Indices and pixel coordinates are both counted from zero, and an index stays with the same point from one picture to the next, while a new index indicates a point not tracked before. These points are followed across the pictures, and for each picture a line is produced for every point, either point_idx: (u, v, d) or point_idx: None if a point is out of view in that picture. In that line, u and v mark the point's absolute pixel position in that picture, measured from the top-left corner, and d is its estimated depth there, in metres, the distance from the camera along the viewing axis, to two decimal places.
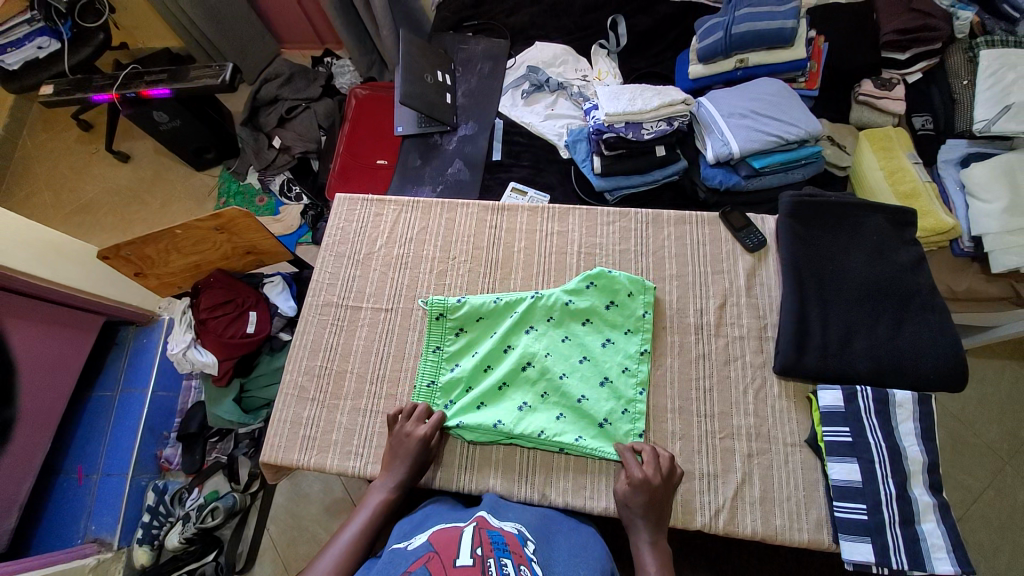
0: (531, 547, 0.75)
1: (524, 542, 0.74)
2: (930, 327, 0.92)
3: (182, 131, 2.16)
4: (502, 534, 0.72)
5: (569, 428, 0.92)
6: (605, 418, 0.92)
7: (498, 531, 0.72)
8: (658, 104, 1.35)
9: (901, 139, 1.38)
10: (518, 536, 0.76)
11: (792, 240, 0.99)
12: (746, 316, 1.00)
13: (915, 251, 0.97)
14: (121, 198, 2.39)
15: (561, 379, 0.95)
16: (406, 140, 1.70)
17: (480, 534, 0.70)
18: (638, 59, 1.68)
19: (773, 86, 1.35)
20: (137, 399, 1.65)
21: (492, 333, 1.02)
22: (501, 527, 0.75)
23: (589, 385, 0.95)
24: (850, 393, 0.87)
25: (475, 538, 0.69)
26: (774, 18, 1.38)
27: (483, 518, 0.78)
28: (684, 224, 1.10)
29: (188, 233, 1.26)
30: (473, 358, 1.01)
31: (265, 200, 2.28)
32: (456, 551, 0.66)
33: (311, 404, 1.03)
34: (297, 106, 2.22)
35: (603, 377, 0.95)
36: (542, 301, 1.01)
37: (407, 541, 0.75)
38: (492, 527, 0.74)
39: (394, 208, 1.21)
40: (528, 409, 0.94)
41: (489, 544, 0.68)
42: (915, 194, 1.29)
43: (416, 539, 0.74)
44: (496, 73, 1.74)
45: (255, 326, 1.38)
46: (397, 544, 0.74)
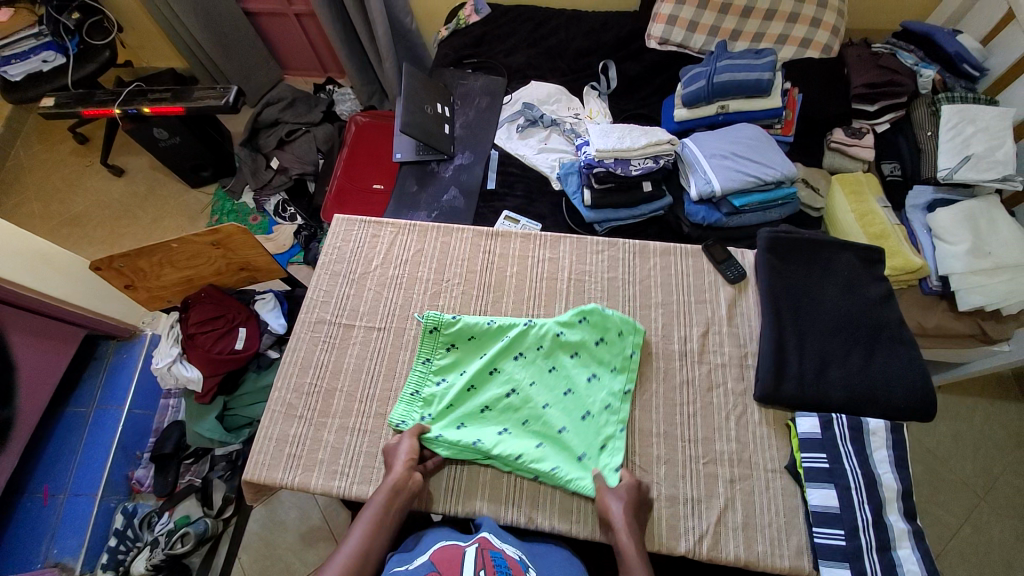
0: (531, 573, 0.77)
1: (524, 567, 0.77)
2: (900, 359, 0.97)
3: (180, 149, 2.19)
4: (504, 557, 0.75)
5: (548, 457, 0.92)
6: (584, 452, 0.93)
7: (500, 554, 0.75)
8: (646, 143, 1.43)
9: (870, 183, 1.49)
10: (518, 561, 0.79)
11: (770, 273, 1.05)
12: (728, 345, 1.04)
13: (884, 287, 1.04)
14: (111, 212, 2.39)
15: (543, 409, 0.97)
16: (404, 167, 1.76)
17: (482, 555, 0.74)
18: (627, 101, 1.78)
19: (752, 131, 1.45)
20: (113, 416, 1.62)
21: (481, 354, 1.04)
22: (503, 549, 0.78)
23: (571, 417, 0.96)
24: (825, 420, 0.92)
25: (477, 559, 0.73)
26: (752, 70, 1.50)
27: (485, 539, 0.81)
28: (669, 255, 1.16)
29: (184, 248, 1.27)
30: (460, 376, 1.02)
31: (258, 219, 2.29)
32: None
33: (299, 421, 1.03)
34: (296, 129, 2.27)
35: (584, 411, 0.96)
36: (536, 328, 1.03)
37: (410, 562, 0.78)
38: (494, 549, 0.77)
39: (391, 230, 1.24)
40: (507, 434, 0.95)
41: (491, 566, 0.71)
42: (884, 235, 1.38)
43: (419, 559, 0.76)
44: (493, 107, 1.83)
45: (244, 343, 1.37)
46: (400, 565, 0.76)
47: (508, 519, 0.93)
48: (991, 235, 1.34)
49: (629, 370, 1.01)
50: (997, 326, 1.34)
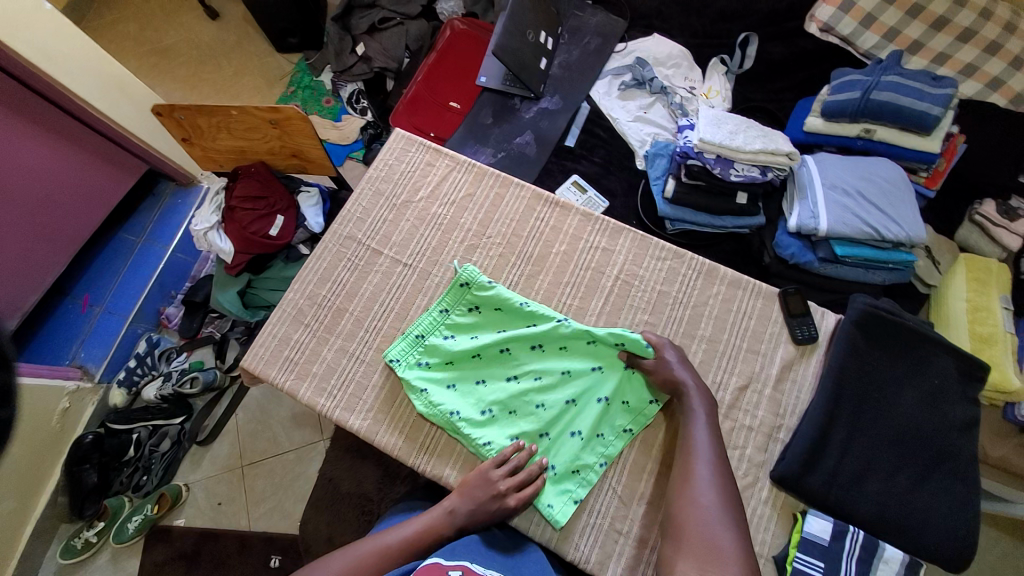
0: None
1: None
2: (954, 496, 0.83)
3: (273, 7, 2.12)
4: None
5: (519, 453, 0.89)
6: (554, 468, 0.88)
7: None
8: (760, 148, 1.22)
9: (1001, 275, 1.24)
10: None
11: (847, 351, 0.89)
12: (764, 409, 0.92)
13: (973, 411, 0.86)
14: (199, 53, 2.37)
15: (535, 408, 0.91)
16: (485, 93, 1.61)
17: None
18: (753, 90, 1.53)
19: (892, 172, 1.20)
20: (156, 253, 1.70)
21: (502, 327, 0.97)
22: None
23: (560, 429, 0.91)
24: (840, 529, 0.82)
25: None
26: (922, 98, 1.22)
27: (469, 565, 0.75)
28: (737, 287, 1.00)
29: (242, 117, 1.23)
30: (470, 340, 0.96)
31: (330, 103, 2.23)
32: None
33: (303, 330, 1.01)
34: (392, 18, 2.13)
35: (575, 431, 0.90)
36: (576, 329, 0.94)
37: None
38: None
39: (448, 163, 1.14)
40: (488, 416, 0.91)
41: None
42: (990, 340, 1.17)
43: None
44: (602, 52, 1.60)
45: (279, 231, 1.35)
46: None
47: None
48: None
49: (643, 413, 0.92)
50: None
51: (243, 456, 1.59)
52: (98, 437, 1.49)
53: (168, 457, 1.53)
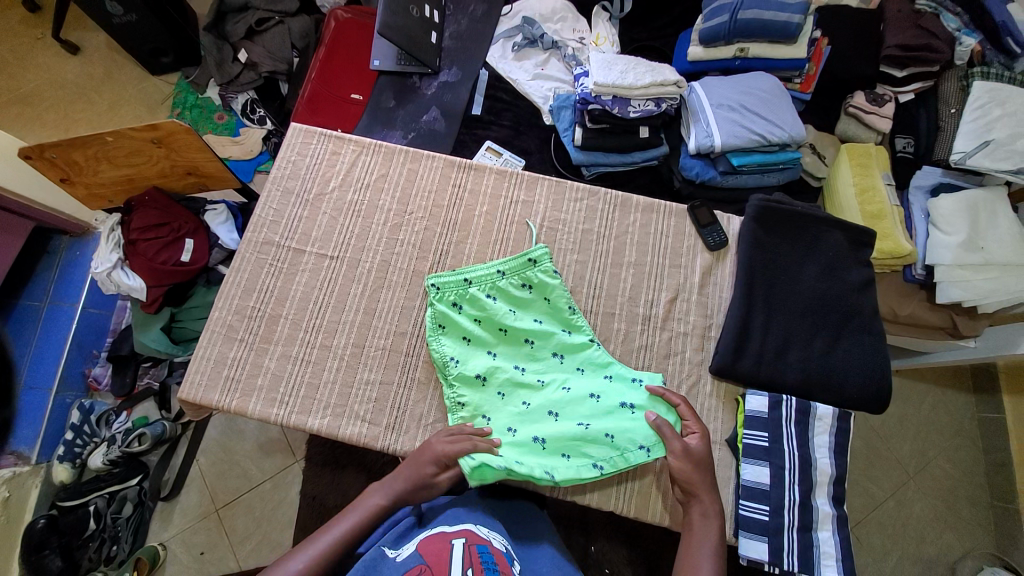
0: (518, 567, 0.73)
1: (513, 563, 0.71)
2: (863, 347, 0.94)
3: (136, 27, 1.96)
4: (490, 552, 0.70)
5: (491, 407, 0.91)
6: (511, 428, 0.89)
7: (487, 549, 0.70)
8: (650, 81, 1.28)
9: (880, 157, 1.38)
10: (507, 553, 0.74)
11: (753, 245, 0.98)
12: (694, 314, 1.00)
13: (865, 272, 0.98)
14: (63, 92, 2.16)
15: (536, 381, 0.92)
16: (382, 76, 1.58)
17: (469, 552, 0.68)
18: (639, 29, 1.59)
19: (768, 82, 1.31)
20: (67, 313, 1.58)
21: (535, 316, 0.98)
22: (490, 542, 0.73)
23: (547, 402, 0.91)
24: (774, 400, 0.90)
25: (464, 556, 0.67)
26: (782, 9, 1.32)
27: (472, 529, 0.75)
28: (651, 212, 1.07)
29: (120, 142, 1.14)
30: (505, 310, 0.97)
31: (224, 118, 2.11)
32: (446, 569, 0.65)
33: (239, 345, 0.98)
34: (269, 18, 2.02)
35: (554, 410, 0.90)
36: (558, 292, 0.98)
37: (396, 547, 0.74)
38: (481, 544, 0.71)
39: (354, 148, 1.12)
40: (484, 375, 0.92)
41: (477, 563, 0.66)
42: (881, 215, 1.31)
43: (406, 548, 0.73)
44: (489, 17, 1.62)
45: (192, 255, 1.29)
46: (386, 552, 0.72)
47: None
48: (988, 229, 1.29)
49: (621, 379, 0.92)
50: (970, 322, 1.33)
51: (215, 500, 1.51)
52: (51, 518, 1.38)
53: (135, 520, 1.43)
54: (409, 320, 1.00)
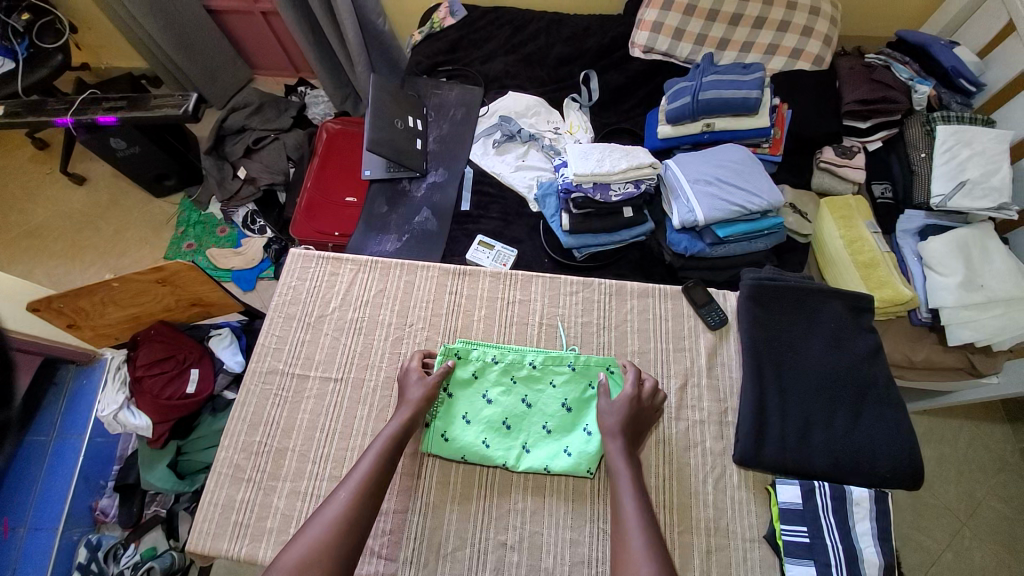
0: None
1: None
2: (887, 421, 0.90)
3: (141, 158, 2.09)
4: None
5: (501, 401, 0.97)
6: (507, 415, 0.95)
7: None
8: (626, 166, 1.35)
9: (860, 207, 1.42)
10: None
11: (752, 324, 0.97)
12: (707, 399, 0.98)
13: (871, 340, 0.96)
14: (75, 223, 2.27)
15: (517, 445, 0.94)
16: (374, 184, 1.67)
17: None
18: (610, 115, 1.70)
19: (739, 153, 1.37)
20: (74, 446, 1.53)
21: (510, 423, 0.96)
22: None
23: (529, 441, 0.95)
24: (807, 489, 0.86)
25: None
26: (739, 87, 1.41)
27: None
28: (647, 296, 1.08)
29: (126, 286, 1.18)
30: (503, 438, 0.95)
31: (226, 230, 2.23)
32: None
33: (247, 485, 0.95)
34: (266, 136, 2.17)
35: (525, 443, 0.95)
36: (540, 409, 0.97)
37: None
38: None
39: (351, 266, 1.15)
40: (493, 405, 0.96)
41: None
42: (874, 263, 1.32)
43: None
44: (469, 119, 1.73)
45: (196, 386, 1.30)
46: None
47: None
48: (984, 266, 1.29)
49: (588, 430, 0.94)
50: (988, 359, 1.32)
51: None
52: None
53: None
54: (418, 438, 0.98)
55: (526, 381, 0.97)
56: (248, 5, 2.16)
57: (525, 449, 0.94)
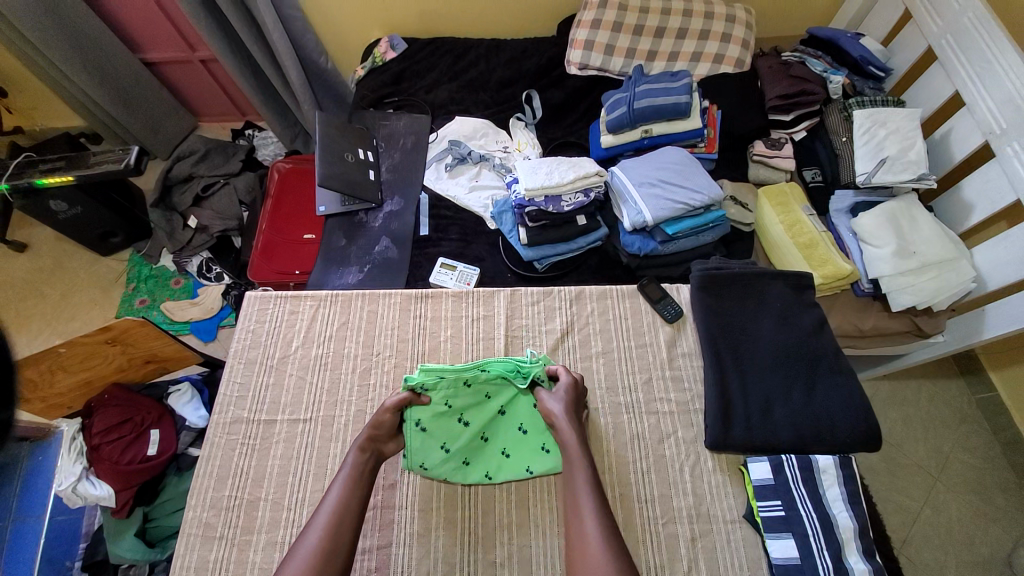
0: None
1: None
2: (840, 388, 0.95)
3: (83, 218, 2.02)
4: None
5: (477, 416, 0.95)
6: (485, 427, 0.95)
7: None
8: (574, 176, 1.41)
9: (794, 192, 1.53)
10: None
11: (706, 313, 1.02)
12: (673, 390, 1.01)
13: (815, 314, 1.01)
14: (15, 292, 2.15)
15: (498, 451, 0.95)
16: (330, 219, 1.67)
17: None
18: (554, 130, 1.77)
19: (677, 155, 1.45)
20: (32, 528, 1.41)
21: (489, 431, 0.96)
22: None
23: (509, 446, 0.96)
24: (777, 463, 0.89)
25: None
26: (669, 93, 1.49)
27: None
28: (606, 298, 1.12)
29: (74, 350, 1.12)
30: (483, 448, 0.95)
31: (181, 282, 2.17)
32: None
33: (219, 543, 0.91)
34: (215, 183, 2.12)
35: (505, 448, 0.96)
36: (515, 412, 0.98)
37: None
38: None
39: (311, 303, 1.14)
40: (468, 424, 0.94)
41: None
42: (813, 244, 1.42)
43: None
44: (419, 146, 1.76)
45: (158, 446, 1.24)
46: None
47: None
48: (913, 235, 1.38)
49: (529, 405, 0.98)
50: (930, 320, 1.41)
51: None
52: None
53: None
54: (396, 467, 0.97)
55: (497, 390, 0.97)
56: (186, 54, 2.15)
57: (505, 454, 0.95)
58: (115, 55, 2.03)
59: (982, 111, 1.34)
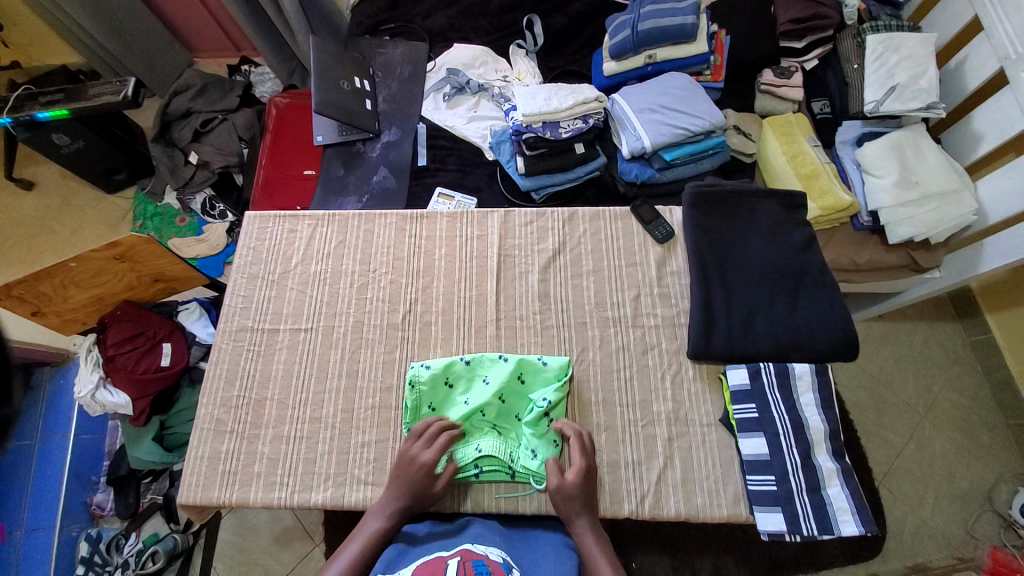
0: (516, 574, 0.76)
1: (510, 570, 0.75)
2: (822, 303, 0.97)
3: (86, 153, 2.02)
4: (486, 562, 0.73)
5: (483, 423, 0.94)
6: (488, 415, 0.94)
7: (482, 560, 0.73)
8: (573, 103, 1.38)
9: (801, 123, 1.49)
10: (504, 563, 0.77)
11: (696, 230, 1.03)
12: (660, 307, 1.04)
13: (804, 232, 1.03)
14: (27, 228, 2.20)
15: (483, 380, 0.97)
16: (328, 149, 1.66)
17: (464, 563, 0.71)
18: (556, 58, 1.71)
19: (680, 80, 1.41)
20: (59, 445, 1.50)
21: (470, 397, 0.95)
22: (487, 555, 0.76)
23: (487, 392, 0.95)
24: (754, 370, 0.93)
25: (460, 566, 0.70)
26: (675, 14, 1.43)
27: (468, 549, 0.78)
28: (598, 220, 1.13)
29: (84, 266, 1.17)
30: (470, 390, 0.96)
31: (186, 220, 2.16)
32: None
33: (230, 437, 0.98)
34: (213, 118, 2.10)
35: (485, 379, 0.97)
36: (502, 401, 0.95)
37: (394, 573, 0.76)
38: (477, 558, 0.74)
39: (309, 222, 1.16)
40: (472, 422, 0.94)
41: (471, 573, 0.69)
42: (815, 174, 1.39)
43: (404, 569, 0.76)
44: (416, 75, 1.72)
45: (171, 358, 1.33)
46: None
47: (451, 508, 0.92)
48: (918, 165, 1.36)
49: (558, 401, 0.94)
50: (928, 254, 1.41)
51: None
52: None
53: None
54: (395, 373, 1.02)
55: (472, 387, 0.97)
56: None
57: (484, 379, 0.97)
58: None
59: (1000, 35, 1.27)
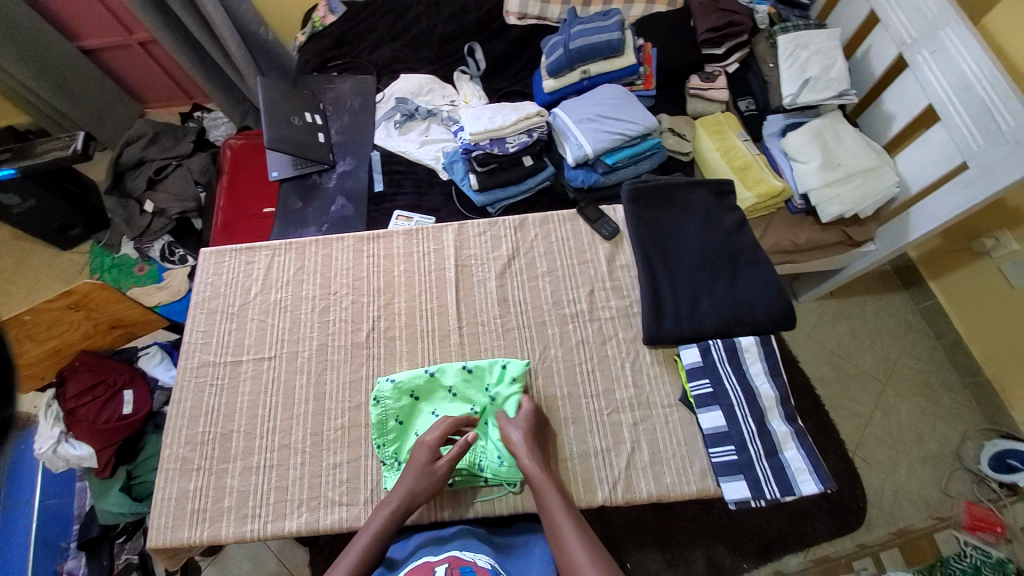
0: None
1: None
2: (759, 279, 1.04)
3: (37, 211, 1.99)
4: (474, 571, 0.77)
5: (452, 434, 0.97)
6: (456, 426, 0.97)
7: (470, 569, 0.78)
8: (517, 118, 1.47)
9: (730, 122, 1.61)
10: (493, 569, 0.80)
11: (637, 224, 1.10)
12: (614, 299, 1.09)
13: (735, 216, 1.11)
14: None
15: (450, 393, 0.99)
16: (284, 184, 1.69)
17: None
18: (500, 80, 1.81)
19: (613, 91, 1.50)
20: (24, 512, 1.46)
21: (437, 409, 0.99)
22: (475, 562, 0.80)
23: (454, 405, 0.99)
24: (704, 347, 0.98)
25: None
26: (602, 32, 1.54)
27: (458, 554, 0.82)
28: (548, 224, 1.19)
29: (38, 319, 1.15)
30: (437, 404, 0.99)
31: (144, 269, 2.12)
32: None
33: (197, 474, 0.96)
34: (167, 165, 2.09)
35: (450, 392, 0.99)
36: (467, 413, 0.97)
37: None
38: (465, 566, 0.79)
39: (267, 253, 1.18)
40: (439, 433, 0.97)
41: None
42: (747, 166, 1.51)
43: None
44: (367, 107, 1.78)
45: (133, 406, 1.29)
46: None
47: (430, 518, 0.93)
48: (838, 148, 1.47)
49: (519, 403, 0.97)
50: (860, 229, 1.51)
51: None
52: None
53: None
54: (363, 391, 1.03)
55: (440, 397, 0.99)
56: (123, 37, 2.09)
57: (450, 392, 0.99)
58: (50, 42, 1.97)
59: (895, 24, 1.41)
